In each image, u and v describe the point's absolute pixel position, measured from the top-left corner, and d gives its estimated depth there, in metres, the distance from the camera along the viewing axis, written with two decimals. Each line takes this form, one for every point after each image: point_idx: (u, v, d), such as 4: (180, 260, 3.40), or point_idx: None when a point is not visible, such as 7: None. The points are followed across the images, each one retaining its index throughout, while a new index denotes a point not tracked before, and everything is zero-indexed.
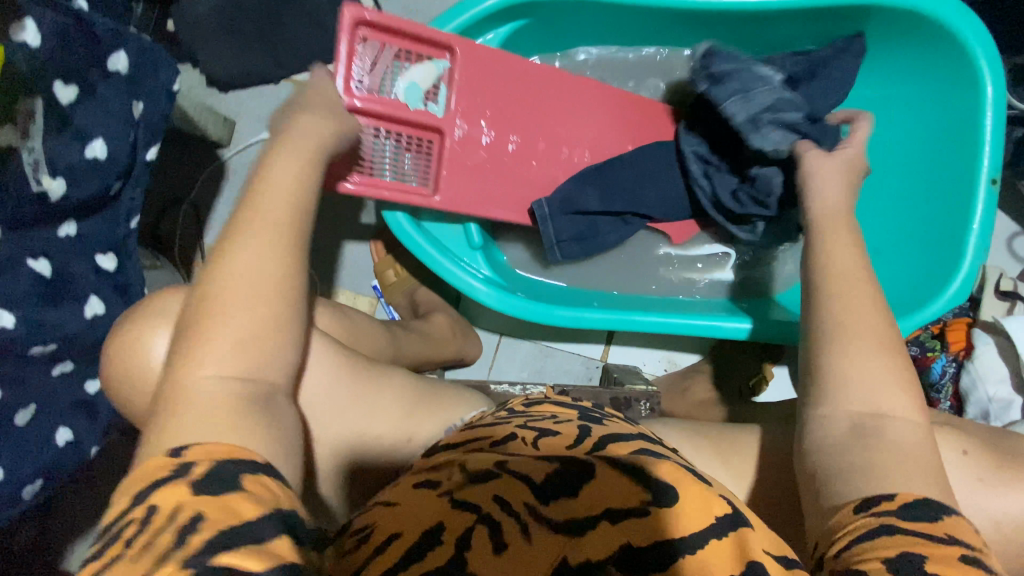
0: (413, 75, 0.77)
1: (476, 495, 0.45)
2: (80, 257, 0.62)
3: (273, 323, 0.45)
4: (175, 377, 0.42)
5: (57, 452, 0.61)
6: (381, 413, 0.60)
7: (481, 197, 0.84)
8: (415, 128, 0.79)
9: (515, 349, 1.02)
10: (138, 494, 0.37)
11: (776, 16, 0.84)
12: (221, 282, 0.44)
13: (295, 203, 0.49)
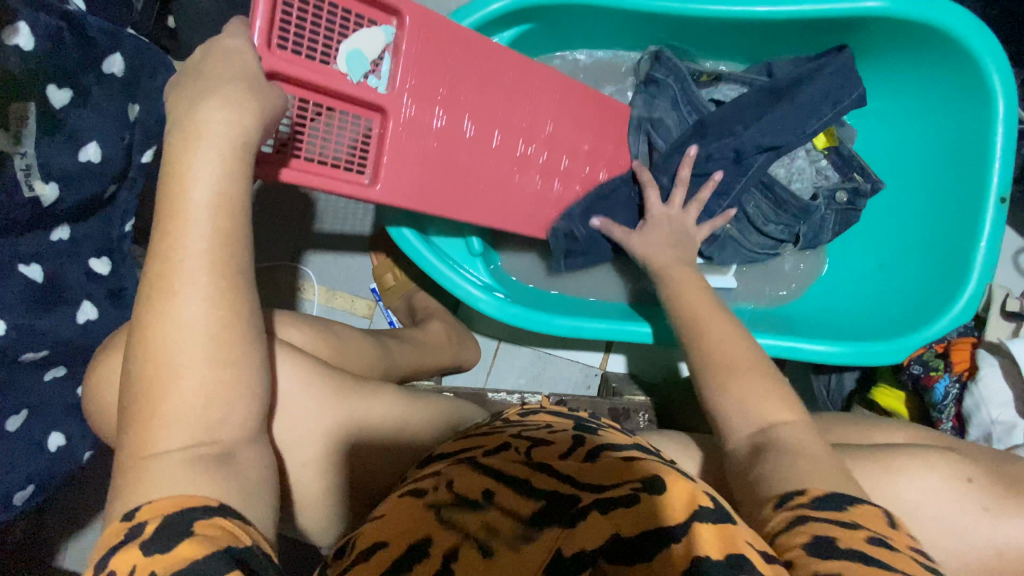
0: (355, 41, 0.65)
1: (459, 516, 0.42)
2: (74, 262, 0.64)
3: (224, 379, 0.44)
4: (136, 453, 0.43)
5: (50, 457, 0.64)
6: (362, 430, 0.63)
7: (442, 192, 0.75)
8: (357, 106, 0.68)
9: (514, 355, 1.06)
10: (98, 563, 0.38)
11: (784, 26, 0.82)
12: (155, 344, 0.43)
13: (223, 217, 0.45)
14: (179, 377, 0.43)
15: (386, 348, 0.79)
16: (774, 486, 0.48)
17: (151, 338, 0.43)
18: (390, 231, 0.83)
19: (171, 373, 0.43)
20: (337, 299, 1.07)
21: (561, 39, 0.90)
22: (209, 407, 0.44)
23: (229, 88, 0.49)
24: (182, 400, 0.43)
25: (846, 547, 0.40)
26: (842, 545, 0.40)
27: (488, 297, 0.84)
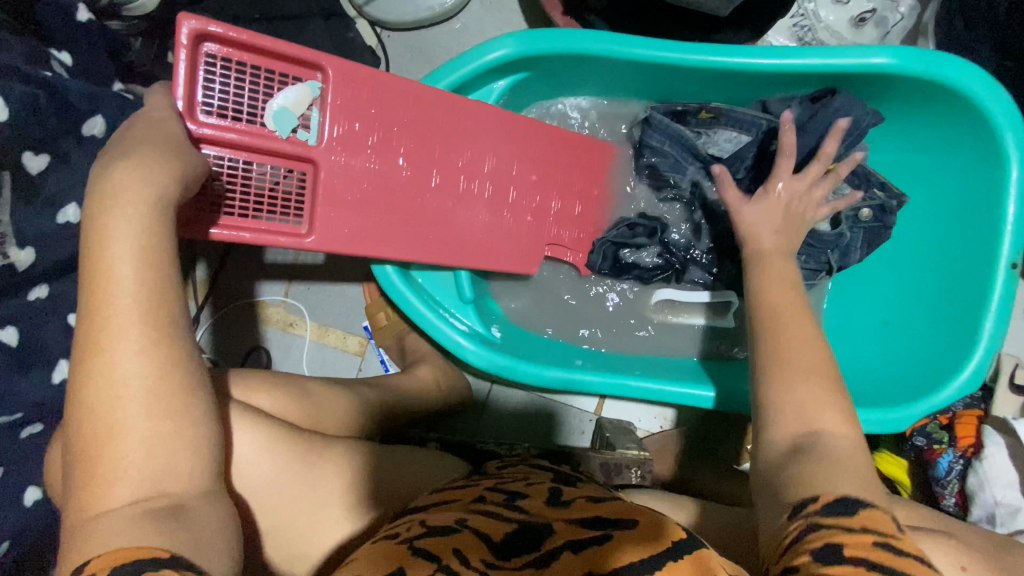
0: (280, 99, 0.67)
1: (432, 544, 0.51)
2: (51, 319, 0.66)
3: (173, 438, 0.49)
4: (87, 519, 0.46)
5: (24, 514, 0.64)
6: (340, 494, 0.65)
7: (416, 241, 0.77)
8: (286, 159, 0.69)
9: (505, 397, 1.04)
10: None
11: (788, 79, 0.80)
12: (101, 415, 0.47)
13: (152, 287, 0.50)
14: (119, 432, 0.47)
15: (364, 400, 0.80)
16: (798, 490, 0.50)
17: (93, 405, 0.47)
18: (372, 267, 0.82)
19: (112, 436, 0.47)
20: (328, 336, 1.06)
21: (558, 86, 0.89)
22: (152, 466, 0.48)
23: (152, 154, 0.53)
24: (122, 455, 0.47)
25: (853, 554, 0.43)
26: (847, 552, 0.43)
27: (476, 348, 0.83)
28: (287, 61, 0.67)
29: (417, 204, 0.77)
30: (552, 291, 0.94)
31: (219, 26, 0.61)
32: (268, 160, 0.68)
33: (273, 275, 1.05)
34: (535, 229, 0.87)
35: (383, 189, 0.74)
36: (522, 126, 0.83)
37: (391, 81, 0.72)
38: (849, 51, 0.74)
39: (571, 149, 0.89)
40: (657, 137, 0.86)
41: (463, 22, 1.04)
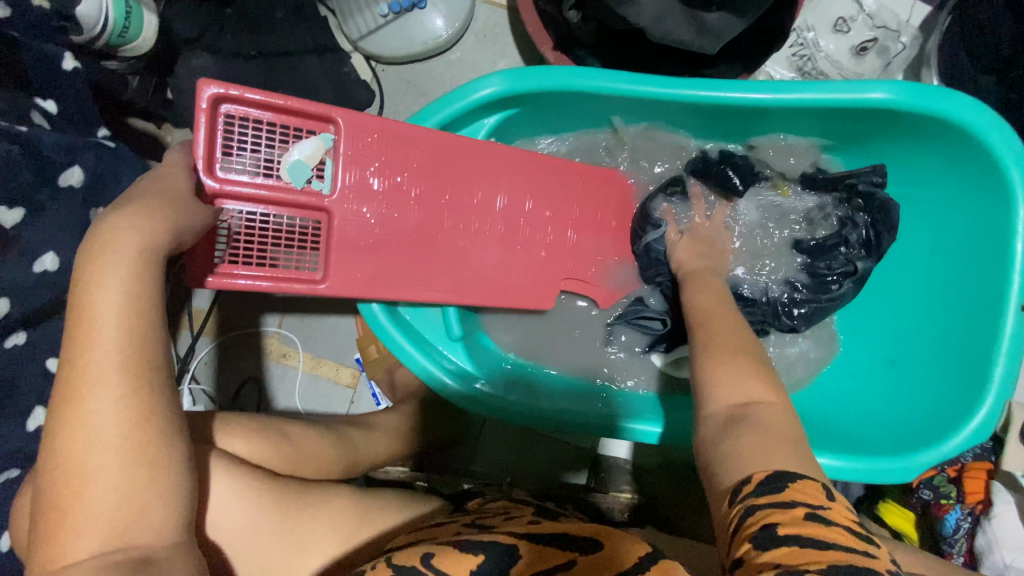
0: (296, 152, 0.67)
1: None
2: (32, 363, 0.63)
3: (154, 478, 0.42)
4: (42, 560, 0.40)
5: None
6: (319, 546, 0.60)
7: (401, 279, 0.74)
8: (300, 209, 0.68)
9: (497, 434, 1.01)
10: None
11: (785, 113, 0.78)
12: (65, 448, 0.41)
13: (152, 321, 0.45)
14: (88, 472, 0.40)
15: (349, 440, 0.77)
16: (735, 469, 0.46)
17: (59, 439, 0.41)
18: (359, 304, 0.80)
19: (80, 477, 0.40)
20: (321, 368, 1.05)
21: (551, 121, 0.88)
22: (120, 514, 0.41)
23: (144, 182, 0.52)
24: (89, 504, 0.40)
25: (786, 534, 0.39)
26: (781, 532, 0.40)
27: (463, 389, 0.81)
28: (301, 115, 0.67)
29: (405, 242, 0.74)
30: (546, 346, 0.91)
31: (239, 89, 0.62)
32: (282, 211, 0.68)
33: (266, 304, 1.04)
34: (533, 263, 0.83)
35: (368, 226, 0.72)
36: (521, 161, 0.80)
37: (377, 119, 0.70)
38: (846, 86, 0.72)
39: (571, 181, 0.85)
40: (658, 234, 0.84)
41: (457, 56, 1.04)
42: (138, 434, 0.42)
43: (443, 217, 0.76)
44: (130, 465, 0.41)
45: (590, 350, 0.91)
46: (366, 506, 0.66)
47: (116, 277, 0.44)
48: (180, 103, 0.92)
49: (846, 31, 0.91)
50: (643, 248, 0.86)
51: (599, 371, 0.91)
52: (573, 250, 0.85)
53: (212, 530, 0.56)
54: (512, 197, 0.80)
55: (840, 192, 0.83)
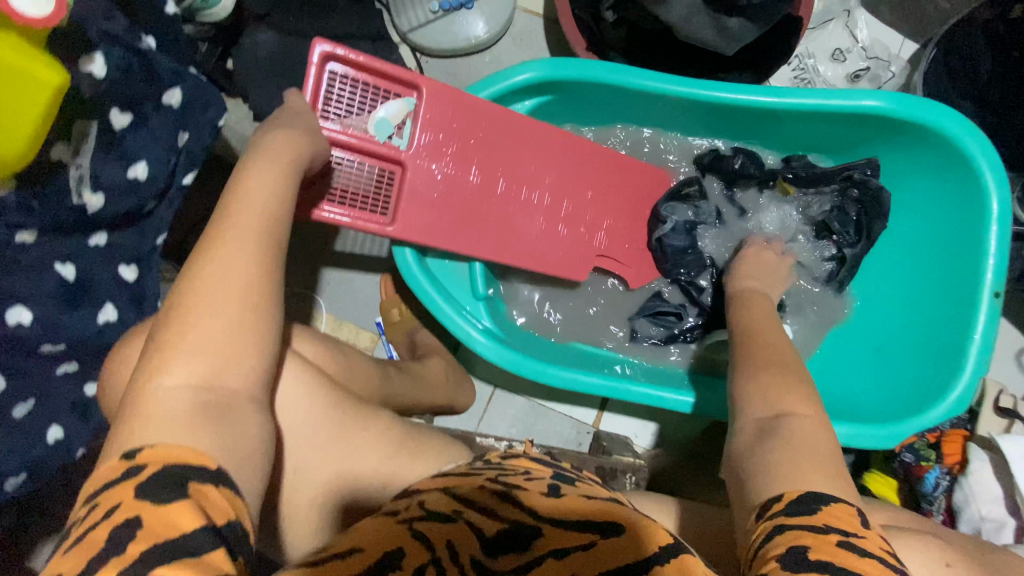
0: (383, 110, 0.78)
1: (430, 527, 0.51)
2: (105, 266, 0.65)
3: (243, 326, 0.47)
4: (141, 390, 0.45)
5: (47, 448, 0.66)
6: (369, 451, 0.65)
7: (450, 232, 0.83)
8: (381, 160, 0.79)
9: (508, 402, 1.10)
10: (91, 493, 0.41)
11: (791, 117, 0.88)
12: (181, 294, 0.47)
13: (273, 216, 0.53)
14: (197, 314, 0.46)
15: (387, 376, 0.82)
16: (762, 489, 0.51)
17: (182, 287, 0.47)
18: (393, 249, 0.87)
19: (192, 314, 0.46)
20: (341, 329, 1.10)
21: (582, 112, 0.97)
22: (215, 356, 0.46)
23: (294, 120, 0.65)
24: (191, 341, 0.46)
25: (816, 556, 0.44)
26: (813, 556, 0.44)
27: (488, 341, 0.87)
28: (389, 79, 0.78)
29: (457, 200, 0.83)
30: (566, 315, 0.99)
31: (344, 50, 0.73)
32: (369, 162, 0.78)
33: (295, 263, 1.10)
34: (562, 235, 0.90)
35: (425, 179, 0.80)
36: (557, 137, 0.88)
37: (443, 87, 0.79)
38: (845, 94, 0.82)
39: (605, 161, 0.92)
40: (675, 232, 0.93)
41: (494, 55, 1.15)
42: (237, 291, 0.48)
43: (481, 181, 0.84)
44: (228, 313, 0.47)
45: (614, 328, 0.98)
46: (405, 437, 0.69)
47: (264, 182, 0.54)
48: (241, 72, 1.01)
49: (841, 60, 1.04)
50: (656, 242, 0.95)
51: (617, 342, 0.98)
52: (600, 228, 0.93)
53: (282, 418, 0.61)
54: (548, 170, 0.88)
55: (838, 184, 0.92)
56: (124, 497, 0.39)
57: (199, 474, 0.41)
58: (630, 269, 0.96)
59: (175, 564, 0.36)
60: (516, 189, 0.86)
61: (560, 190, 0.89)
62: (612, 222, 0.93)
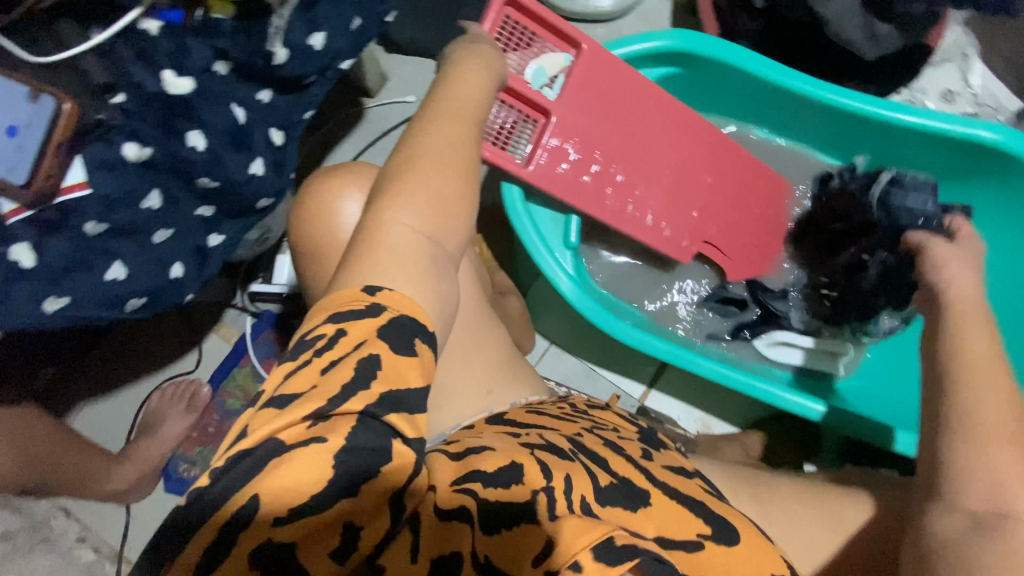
0: (542, 61, 0.87)
1: (549, 457, 0.56)
2: (263, 124, 0.67)
3: (456, 191, 0.59)
4: (375, 231, 0.54)
5: (167, 282, 0.67)
6: (490, 357, 0.79)
7: (575, 182, 0.93)
8: (531, 105, 0.88)
9: (560, 360, 1.12)
10: (334, 314, 0.49)
11: (900, 134, 0.93)
12: (408, 159, 0.58)
13: (478, 109, 0.65)
14: (424, 173, 0.57)
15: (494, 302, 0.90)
16: None
17: (413, 153, 0.58)
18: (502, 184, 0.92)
19: (420, 172, 0.57)
20: None
21: (700, 91, 1.03)
22: (435, 210, 0.57)
23: (478, 36, 0.73)
24: (417, 195, 0.56)
25: None
26: None
27: (574, 286, 0.91)
28: (553, 34, 0.88)
29: (589, 159, 0.93)
30: (643, 291, 1.09)
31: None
32: (519, 104, 0.88)
33: None
34: (665, 208, 0.99)
35: (564, 127, 0.90)
36: (681, 122, 0.98)
37: (597, 51, 0.90)
38: (960, 119, 0.88)
39: (715, 151, 1.01)
40: (908, 194, 0.92)
41: (609, 30, 1.19)
42: (453, 158, 0.59)
43: (609, 144, 0.94)
44: (443, 174, 0.58)
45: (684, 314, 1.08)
46: (506, 357, 0.82)
47: (475, 78, 0.66)
48: None
49: (950, 101, 1.07)
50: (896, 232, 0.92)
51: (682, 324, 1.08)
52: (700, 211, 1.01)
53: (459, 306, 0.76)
54: (671, 151, 0.98)
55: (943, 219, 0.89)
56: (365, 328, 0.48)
57: (412, 315, 0.50)
58: (728, 258, 1.04)
59: (399, 417, 0.47)
60: (637, 160, 0.96)
61: (675, 170, 0.99)
62: (711, 207, 1.02)
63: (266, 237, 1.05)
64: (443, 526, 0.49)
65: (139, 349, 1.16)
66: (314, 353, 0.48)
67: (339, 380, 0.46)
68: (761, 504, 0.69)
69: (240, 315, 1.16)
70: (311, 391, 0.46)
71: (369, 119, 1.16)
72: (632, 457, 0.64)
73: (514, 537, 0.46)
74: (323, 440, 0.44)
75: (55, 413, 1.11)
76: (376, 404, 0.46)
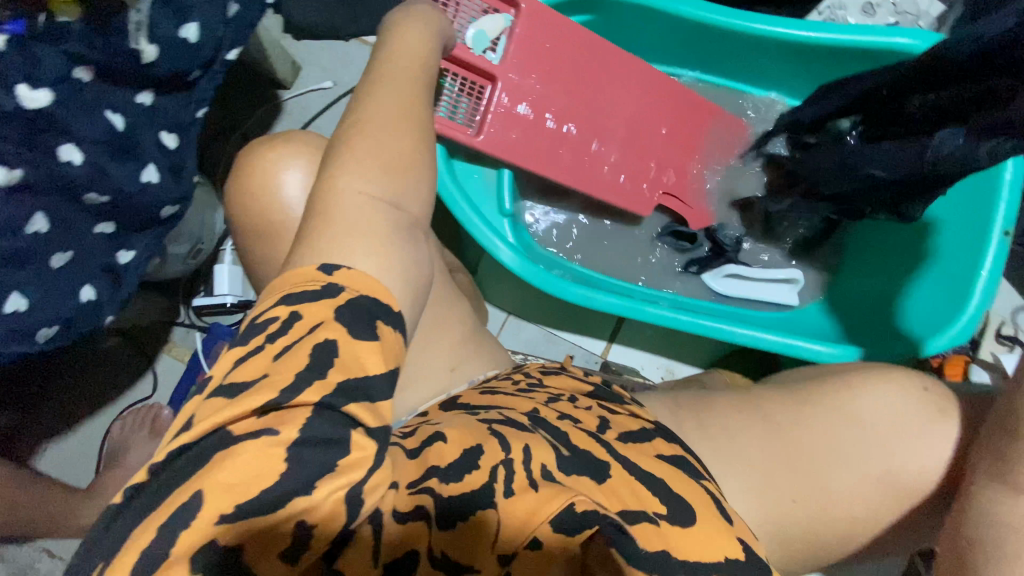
0: (480, 24, 0.86)
1: (507, 429, 0.54)
2: (149, 129, 0.65)
3: (408, 159, 0.56)
4: (321, 198, 0.52)
5: (78, 306, 0.65)
6: (444, 333, 0.79)
7: (519, 145, 0.92)
8: (475, 72, 0.89)
9: (520, 327, 1.12)
10: (287, 295, 0.47)
11: (824, 53, 0.95)
12: (348, 127, 0.56)
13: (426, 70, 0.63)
14: (361, 137, 0.54)
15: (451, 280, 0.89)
16: None
17: (359, 118, 0.56)
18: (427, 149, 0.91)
19: (361, 136, 0.54)
20: None
21: (623, 38, 1.04)
22: (389, 177, 0.54)
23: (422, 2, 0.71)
24: (356, 160, 0.53)
25: None
26: None
27: (516, 256, 0.89)
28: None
29: (540, 120, 0.93)
30: (595, 248, 1.09)
31: None
32: (464, 72, 0.89)
33: None
34: (616, 160, 0.99)
35: (510, 90, 0.90)
36: (625, 62, 0.97)
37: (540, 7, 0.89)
38: (880, 30, 0.88)
39: (661, 95, 1.00)
40: None
41: None
42: (400, 122, 0.56)
43: (553, 102, 0.94)
44: (392, 132, 0.55)
45: (634, 266, 1.09)
46: (470, 334, 0.83)
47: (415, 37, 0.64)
48: None
49: (871, 14, 1.06)
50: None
51: (639, 273, 1.09)
52: (656, 157, 1.02)
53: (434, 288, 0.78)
54: (623, 100, 0.98)
55: None
56: (304, 310, 0.45)
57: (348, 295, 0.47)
58: (689, 208, 1.05)
59: (362, 406, 0.44)
60: (585, 114, 0.96)
61: (631, 117, 0.99)
62: (666, 151, 1.02)
63: (198, 249, 1.04)
64: (400, 531, 0.46)
65: (92, 381, 1.12)
66: (267, 336, 0.45)
67: (293, 370, 0.43)
68: (720, 453, 0.65)
69: (189, 332, 1.14)
70: (265, 380, 0.43)
71: (288, 112, 1.12)
72: (590, 428, 0.60)
73: (474, 527, 0.45)
74: (276, 433, 0.41)
75: (16, 459, 1.08)
76: (333, 393, 0.43)
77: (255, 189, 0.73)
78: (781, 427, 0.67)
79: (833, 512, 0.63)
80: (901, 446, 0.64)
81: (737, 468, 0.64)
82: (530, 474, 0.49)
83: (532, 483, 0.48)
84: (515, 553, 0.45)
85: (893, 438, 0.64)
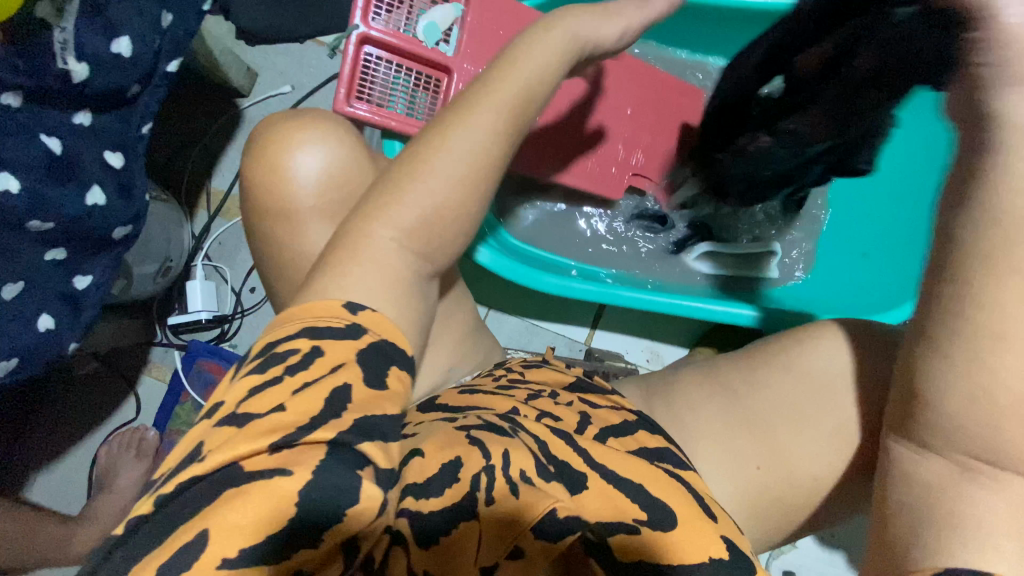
0: (431, 16, 0.86)
1: (486, 434, 0.49)
2: (91, 150, 0.63)
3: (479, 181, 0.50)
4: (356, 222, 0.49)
5: (37, 337, 0.64)
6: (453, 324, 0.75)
7: None
8: (427, 66, 0.88)
9: (503, 322, 1.10)
10: (297, 331, 0.44)
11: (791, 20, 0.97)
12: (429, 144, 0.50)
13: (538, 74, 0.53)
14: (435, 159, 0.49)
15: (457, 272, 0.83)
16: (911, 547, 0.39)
17: (440, 134, 0.50)
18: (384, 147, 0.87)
19: (437, 157, 0.49)
20: None
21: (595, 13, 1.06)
22: (450, 201, 0.49)
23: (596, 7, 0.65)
24: (426, 182, 0.48)
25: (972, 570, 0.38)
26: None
27: (489, 250, 0.89)
28: None
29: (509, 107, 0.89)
30: (573, 234, 1.08)
31: None
32: (415, 66, 0.88)
33: None
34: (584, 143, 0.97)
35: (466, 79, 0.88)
36: None
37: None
38: None
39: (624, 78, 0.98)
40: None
41: None
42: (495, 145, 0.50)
43: None
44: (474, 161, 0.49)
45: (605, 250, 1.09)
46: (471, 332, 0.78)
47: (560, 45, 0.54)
48: None
49: None
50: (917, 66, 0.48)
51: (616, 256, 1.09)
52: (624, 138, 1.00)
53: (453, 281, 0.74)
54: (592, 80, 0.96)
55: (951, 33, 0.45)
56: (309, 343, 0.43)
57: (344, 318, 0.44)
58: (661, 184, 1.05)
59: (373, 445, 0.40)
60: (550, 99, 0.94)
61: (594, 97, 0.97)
62: (634, 129, 1.00)
63: (167, 267, 1.02)
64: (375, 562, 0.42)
65: (77, 407, 1.11)
66: (287, 366, 0.42)
67: (306, 410, 0.40)
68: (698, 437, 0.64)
69: (168, 351, 1.13)
70: (276, 416, 0.39)
71: (248, 120, 1.10)
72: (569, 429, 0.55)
73: (456, 540, 0.43)
74: (289, 474, 0.37)
75: (6, 493, 1.07)
76: (346, 431, 0.39)
77: (258, 175, 0.63)
78: (739, 396, 0.65)
79: (798, 472, 0.61)
80: (824, 396, 0.63)
81: (713, 450, 0.63)
82: (509, 479, 0.45)
83: (511, 489, 0.45)
84: (497, 563, 0.44)
85: (828, 393, 0.63)
